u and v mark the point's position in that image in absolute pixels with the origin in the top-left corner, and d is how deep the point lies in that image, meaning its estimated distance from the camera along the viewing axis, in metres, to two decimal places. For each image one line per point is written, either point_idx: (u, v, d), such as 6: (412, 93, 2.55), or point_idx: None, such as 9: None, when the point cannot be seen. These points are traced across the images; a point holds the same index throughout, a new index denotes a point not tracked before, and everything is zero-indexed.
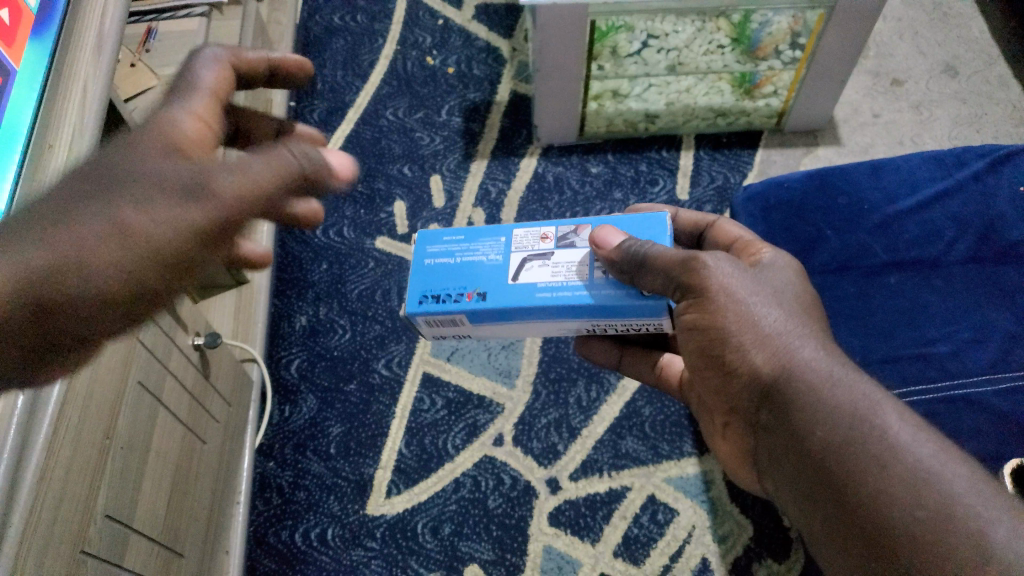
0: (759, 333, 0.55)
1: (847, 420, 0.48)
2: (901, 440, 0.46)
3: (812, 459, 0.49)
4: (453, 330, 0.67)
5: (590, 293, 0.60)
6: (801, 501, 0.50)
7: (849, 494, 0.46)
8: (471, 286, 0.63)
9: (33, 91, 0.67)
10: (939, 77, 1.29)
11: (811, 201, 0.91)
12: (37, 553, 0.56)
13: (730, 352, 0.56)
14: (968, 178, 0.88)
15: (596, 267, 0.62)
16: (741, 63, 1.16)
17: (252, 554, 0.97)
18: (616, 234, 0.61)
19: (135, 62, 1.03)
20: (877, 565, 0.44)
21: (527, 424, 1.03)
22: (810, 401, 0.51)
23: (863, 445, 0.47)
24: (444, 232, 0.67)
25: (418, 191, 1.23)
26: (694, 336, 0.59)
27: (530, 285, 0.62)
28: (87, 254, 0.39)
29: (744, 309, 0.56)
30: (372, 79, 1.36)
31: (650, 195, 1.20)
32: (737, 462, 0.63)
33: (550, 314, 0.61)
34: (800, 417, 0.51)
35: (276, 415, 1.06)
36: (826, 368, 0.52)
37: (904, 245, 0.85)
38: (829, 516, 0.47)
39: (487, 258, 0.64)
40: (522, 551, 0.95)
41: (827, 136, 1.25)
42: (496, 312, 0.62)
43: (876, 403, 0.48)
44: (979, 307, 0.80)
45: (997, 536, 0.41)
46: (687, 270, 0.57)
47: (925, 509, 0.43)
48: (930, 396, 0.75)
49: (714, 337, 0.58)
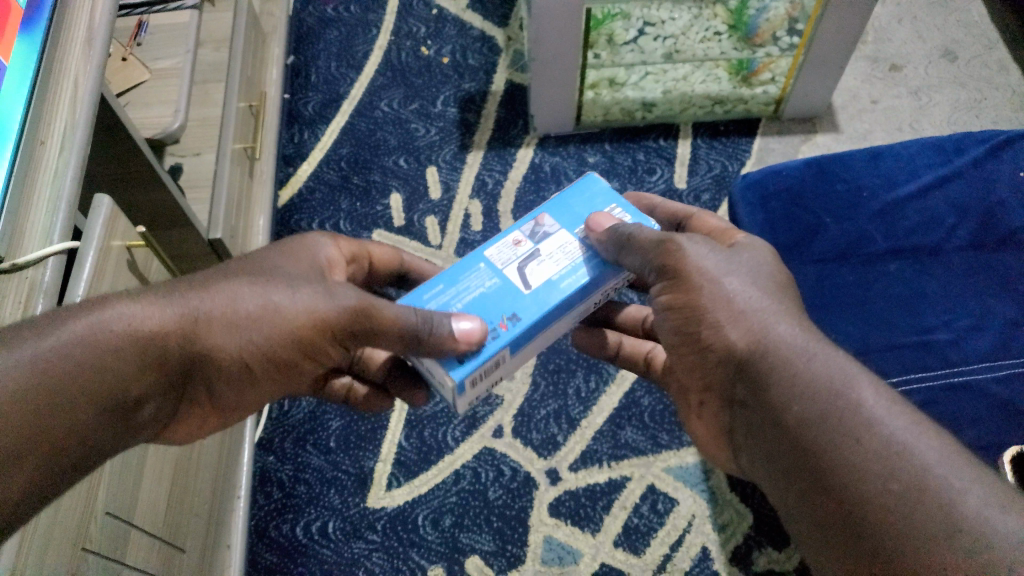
0: (740, 314, 0.55)
1: (823, 395, 0.48)
2: (875, 413, 0.46)
3: (788, 432, 0.49)
4: (488, 381, 0.62)
5: (597, 264, 0.64)
6: (777, 475, 0.50)
7: (824, 466, 0.46)
8: (494, 317, 0.61)
9: (25, 87, 0.66)
10: (937, 62, 1.28)
11: (809, 189, 0.91)
12: (38, 552, 0.56)
13: (705, 329, 0.57)
14: (967, 164, 0.88)
15: (580, 241, 0.66)
16: (738, 49, 1.17)
17: (253, 548, 0.97)
18: (602, 209, 0.66)
19: (126, 57, 1.02)
20: (846, 535, 0.43)
21: (526, 415, 1.03)
22: (787, 375, 0.51)
23: (838, 418, 0.47)
24: (421, 292, 0.64)
25: (414, 183, 1.22)
26: (671, 317, 0.60)
27: (547, 282, 0.63)
28: (240, 331, 0.54)
29: (719, 287, 0.57)
30: (366, 70, 1.35)
31: (647, 184, 1.19)
32: (711, 443, 0.63)
33: (575, 298, 0.63)
34: (777, 391, 0.51)
35: (275, 409, 1.06)
36: (800, 343, 0.52)
37: (903, 232, 0.85)
38: (804, 490, 0.47)
39: (484, 286, 0.63)
40: (523, 542, 0.95)
41: (826, 123, 1.24)
42: (535, 325, 0.60)
43: (852, 378, 0.49)
44: (978, 294, 0.80)
45: (970, 506, 0.40)
46: (662, 251, 0.59)
47: (899, 481, 0.43)
48: (930, 383, 0.75)
49: (689, 315, 0.58)
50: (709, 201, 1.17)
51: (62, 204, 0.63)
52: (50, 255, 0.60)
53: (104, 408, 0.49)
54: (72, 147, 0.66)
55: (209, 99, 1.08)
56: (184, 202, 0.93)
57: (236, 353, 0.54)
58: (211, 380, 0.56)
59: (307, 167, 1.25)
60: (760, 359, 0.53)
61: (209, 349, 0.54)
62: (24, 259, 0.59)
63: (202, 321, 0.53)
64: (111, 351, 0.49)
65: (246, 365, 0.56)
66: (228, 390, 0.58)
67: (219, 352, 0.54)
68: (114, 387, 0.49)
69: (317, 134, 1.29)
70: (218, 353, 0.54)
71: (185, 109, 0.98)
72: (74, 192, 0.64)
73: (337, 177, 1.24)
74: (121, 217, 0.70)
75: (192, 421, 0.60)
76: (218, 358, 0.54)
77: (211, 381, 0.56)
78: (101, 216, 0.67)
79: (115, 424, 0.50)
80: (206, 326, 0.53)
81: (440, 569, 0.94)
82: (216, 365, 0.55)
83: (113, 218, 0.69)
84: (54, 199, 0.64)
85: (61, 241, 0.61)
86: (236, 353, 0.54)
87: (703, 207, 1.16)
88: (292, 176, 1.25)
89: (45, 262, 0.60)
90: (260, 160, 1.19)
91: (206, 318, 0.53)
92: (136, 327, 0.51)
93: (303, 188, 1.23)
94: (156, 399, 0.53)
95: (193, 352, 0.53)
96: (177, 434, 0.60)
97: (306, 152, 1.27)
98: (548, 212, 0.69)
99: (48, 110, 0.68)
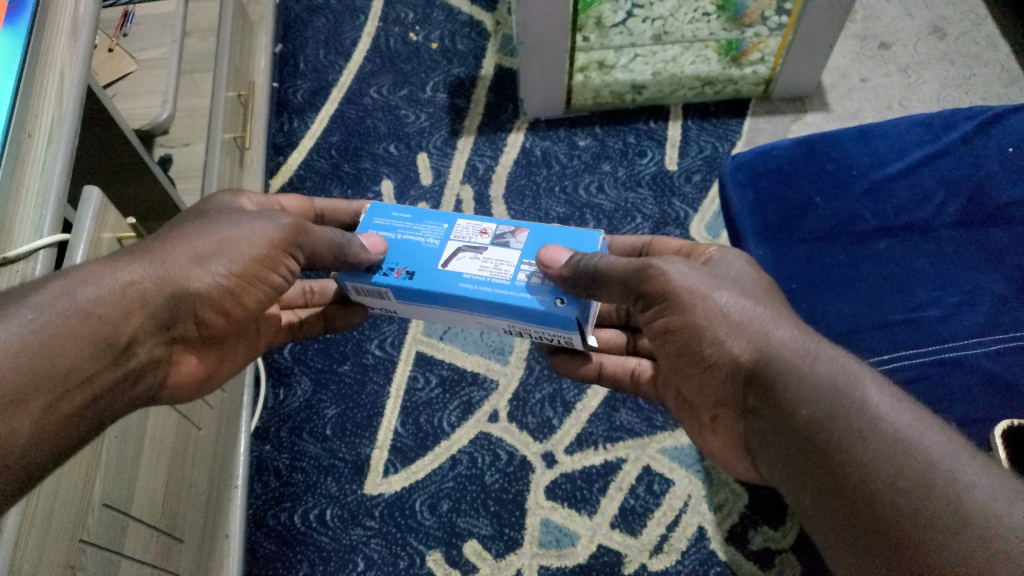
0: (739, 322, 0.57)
1: (829, 395, 0.49)
2: (880, 411, 0.46)
3: (798, 437, 0.49)
4: (380, 303, 0.69)
5: (507, 291, 0.61)
6: (794, 481, 0.50)
7: (832, 466, 0.46)
8: (402, 263, 0.65)
9: (11, 80, 0.65)
10: (926, 39, 1.28)
11: (799, 168, 0.91)
12: (36, 542, 0.56)
13: (707, 347, 0.59)
14: (956, 140, 0.88)
15: (522, 269, 0.63)
16: (727, 29, 1.16)
17: (252, 537, 0.97)
18: (563, 253, 0.61)
19: (113, 47, 1.01)
20: (861, 532, 0.43)
21: (521, 400, 1.03)
22: (792, 379, 0.51)
23: (844, 418, 0.47)
24: (394, 213, 0.70)
25: (405, 169, 1.22)
26: (671, 338, 0.61)
27: (457, 274, 0.63)
28: (205, 262, 0.58)
29: (711, 304, 0.59)
30: (354, 57, 1.34)
31: (638, 167, 1.19)
32: (729, 458, 0.64)
33: (469, 304, 0.62)
34: (784, 396, 0.51)
35: (270, 398, 1.06)
36: (803, 347, 0.53)
37: (893, 209, 0.85)
38: (818, 491, 0.47)
39: (424, 240, 0.67)
40: (521, 525, 0.95)
41: (815, 102, 1.24)
42: (419, 291, 0.63)
43: (857, 377, 0.49)
44: (968, 270, 0.80)
45: (978, 498, 0.40)
46: (642, 277, 0.60)
47: (906, 477, 0.42)
48: (921, 359, 0.76)
49: (689, 336, 0.60)
50: (700, 183, 1.17)
51: (51, 195, 0.63)
52: (40, 248, 0.60)
53: (105, 353, 0.51)
54: (60, 140, 0.66)
55: (198, 89, 1.08)
56: (174, 194, 0.94)
57: (209, 285, 0.58)
58: (197, 312, 0.59)
59: (298, 156, 1.25)
60: (765, 367, 0.54)
61: (183, 287, 0.56)
62: (14, 253, 0.59)
63: (170, 264, 0.56)
64: (97, 302, 0.51)
65: (223, 294, 0.59)
66: (214, 321, 0.61)
67: (194, 286, 0.57)
68: (109, 331, 0.51)
69: (306, 122, 1.28)
70: (193, 288, 0.57)
71: (173, 100, 0.97)
72: (62, 185, 0.64)
73: (328, 165, 1.23)
74: (110, 209, 0.70)
75: (186, 364, 0.63)
76: (195, 291, 0.57)
77: (197, 315, 0.59)
78: (91, 207, 0.66)
79: (111, 365, 0.51)
80: (175, 269, 0.56)
81: (439, 554, 0.94)
82: (195, 300, 0.58)
83: (102, 210, 0.68)
84: (42, 191, 0.63)
85: (51, 234, 0.61)
86: (208, 284, 0.58)
87: (695, 189, 1.16)
88: (282, 166, 1.24)
89: (35, 255, 0.60)
90: (251, 149, 1.18)
91: (173, 262, 0.57)
92: (116, 282, 0.53)
93: (294, 176, 1.23)
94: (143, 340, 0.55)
95: (171, 291, 0.56)
96: (179, 381, 0.62)
97: (296, 140, 1.27)
98: (537, 229, 0.66)
99: (34, 102, 0.68)
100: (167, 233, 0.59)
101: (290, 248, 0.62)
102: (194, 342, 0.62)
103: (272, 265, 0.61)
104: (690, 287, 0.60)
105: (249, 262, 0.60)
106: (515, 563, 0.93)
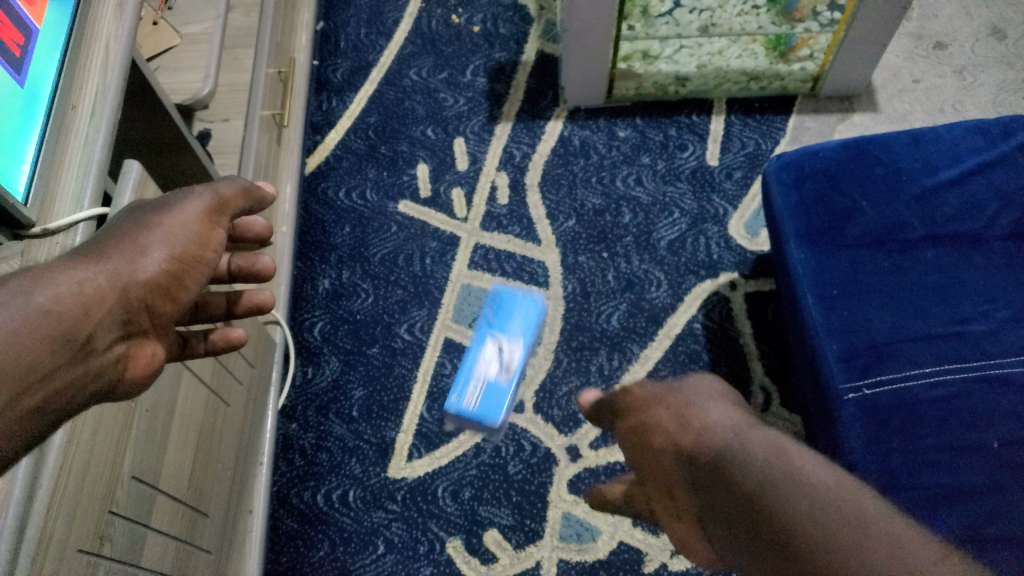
0: (723, 401, 0.56)
1: (772, 469, 0.46)
2: (818, 487, 0.44)
3: (742, 508, 0.45)
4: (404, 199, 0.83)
5: None
6: (733, 543, 0.46)
7: (770, 524, 0.43)
8: None
9: (57, 50, 0.66)
10: (984, 40, 1.24)
11: (847, 170, 0.88)
12: (67, 512, 0.56)
13: (656, 434, 0.56)
14: (1013, 149, 0.85)
15: None
16: (776, 24, 1.11)
17: (276, 513, 0.98)
18: None
19: (156, 20, 1.01)
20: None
21: (548, 391, 1.02)
22: (753, 472, 0.46)
23: (778, 485, 0.45)
24: None
25: (442, 154, 1.21)
26: (633, 430, 0.60)
27: None
28: (149, 252, 0.54)
29: (709, 427, 0.52)
30: (395, 37, 1.33)
31: (678, 160, 1.17)
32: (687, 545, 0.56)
33: None
34: (744, 486, 0.46)
35: (298, 376, 1.06)
36: (771, 446, 0.49)
37: (944, 218, 0.83)
38: (751, 547, 0.44)
39: None
40: (542, 517, 0.95)
41: (864, 102, 1.21)
42: None
43: (790, 455, 0.47)
44: (1018, 285, 0.78)
45: (907, 549, 0.40)
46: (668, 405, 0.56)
47: (824, 525, 0.42)
48: (965, 374, 0.74)
49: (686, 434, 0.53)
50: (741, 179, 1.15)
51: (92, 167, 0.62)
52: (80, 220, 0.60)
53: (64, 348, 0.47)
54: (103, 112, 0.65)
55: (238, 64, 1.07)
56: (211, 166, 0.94)
57: (158, 274, 0.54)
58: (149, 303, 0.54)
59: (335, 135, 1.24)
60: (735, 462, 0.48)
61: (134, 279, 0.52)
62: (53, 225, 0.58)
63: (116, 257, 0.52)
64: (55, 301, 0.47)
65: (170, 283, 0.55)
66: (166, 309, 0.56)
67: (146, 275, 0.53)
68: (68, 326, 0.47)
69: (345, 102, 1.28)
70: (142, 279, 0.53)
71: (214, 76, 0.97)
72: (104, 157, 0.63)
73: (364, 146, 1.23)
74: (149, 183, 0.69)
75: (143, 353, 0.56)
76: (145, 282, 0.53)
77: (150, 305, 0.54)
78: (131, 178, 0.66)
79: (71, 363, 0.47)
80: (123, 262, 0.52)
81: (459, 542, 0.94)
82: (147, 292, 0.53)
83: (142, 183, 0.67)
84: (84, 163, 0.63)
85: (91, 207, 0.60)
86: (158, 271, 0.54)
87: (735, 185, 1.15)
88: (319, 145, 1.24)
89: (75, 227, 0.59)
90: (288, 128, 1.18)
91: (120, 255, 0.52)
92: (70, 280, 0.49)
93: (330, 156, 1.23)
94: (103, 336, 0.50)
95: (124, 282, 0.52)
96: (138, 375, 0.55)
97: (335, 119, 1.26)
98: None
99: (78, 74, 0.67)
100: (104, 232, 0.55)
101: (210, 220, 0.60)
102: (156, 327, 0.56)
103: (204, 243, 0.58)
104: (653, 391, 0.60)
105: (184, 244, 0.57)
106: (534, 555, 0.93)
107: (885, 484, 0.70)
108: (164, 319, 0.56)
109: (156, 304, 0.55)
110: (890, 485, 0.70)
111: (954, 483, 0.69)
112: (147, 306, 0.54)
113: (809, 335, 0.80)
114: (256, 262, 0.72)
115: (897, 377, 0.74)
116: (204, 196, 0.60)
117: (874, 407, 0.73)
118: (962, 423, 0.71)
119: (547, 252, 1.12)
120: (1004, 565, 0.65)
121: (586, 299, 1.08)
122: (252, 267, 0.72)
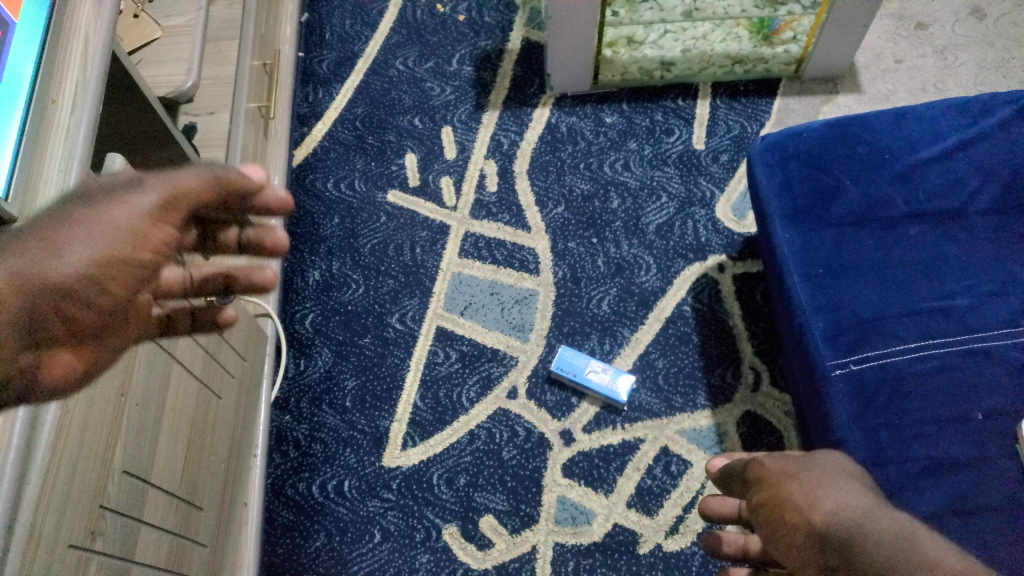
0: (853, 480, 0.60)
1: None
2: None
3: None
4: None
5: None
6: None
7: None
8: None
9: (36, 42, 0.66)
10: (965, 20, 1.25)
11: (830, 150, 0.89)
12: (58, 504, 0.56)
13: (788, 510, 0.58)
14: (993, 126, 0.86)
15: None
16: (759, 8, 1.12)
17: (270, 505, 0.98)
18: None
19: (137, 13, 1.01)
20: None
21: (541, 377, 1.03)
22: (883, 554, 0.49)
23: None
24: None
25: (429, 143, 1.22)
26: (762, 506, 0.61)
27: None
28: (67, 249, 0.40)
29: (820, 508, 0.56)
30: (381, 28, 1.33)
31: (665, 145, 1.18)
32: None
33: None
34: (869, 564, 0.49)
35: (290, 368, 1.06)
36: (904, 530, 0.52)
37: (926, 195, 0.84)
38: None
39: None
40: (537, 502, 0.96)
41: (848, 83, 1.21)
42: None
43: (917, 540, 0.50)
44: (999, 260, 0.79)
45: None
46: (766, 466, 0.65)
47: None
48: (949, 349, 0.75)
49: (791, 498, 0.58)
50: (727, 163, 1.16)
51: (75, 160, 0.62)
52: None
53: None
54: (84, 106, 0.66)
55: (223, 56, 1.07)
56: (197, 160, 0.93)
57: (75, 276, 0.40)
58: (64, 308, 0.40)
59: (322, 127, 1.24)
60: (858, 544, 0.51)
61: (41, 282, 0.39)
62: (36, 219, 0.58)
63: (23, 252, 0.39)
64: None
65: (95, 288, 0.41)
66: (94, 313, 0.42)
67: (56, 278, 0.40)
68: None
69: (331, 93, 1.28)
70: (50, 282, 0.39)
71: (198, 68, 0.97)
72: (86, 150, 0.64)
73: (352, 137, 1.23)
74: None
75: (63, 362, 0.42)
76: (54, 286, 0.40)
77: (63, 310, 0.41)
78: None
79: None
80: (28, 259, 0.39)
81: (455, 528, 0.95)
82: (62, 300, 0.40)
83: None
84: (66, 156, 0.63)
85: None
86: (73, 274, 0.40)
87: (722, 169, 1.16)
88: (307, 136, 1.24)
89: None
90: (275, 119, 1.17)
91: (30, 250, 0.39)
92: None
93: (318, 147, 1.23)
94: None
95: (25, 290, 0.39)
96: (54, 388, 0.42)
97: (321, 111, 1.26)
98: None
99: (59, 67, 0.67)
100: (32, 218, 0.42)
101: (169, 208, 0.45)
102: (88, 332, 0.43)
103: (143, 241, 0.43)
104: (784, 469, 0.62)
105: (116, 240, 0.42)
106: (530, 540, 0.94)
107: (874, 458, 0.70)
108: (95, 325, 0.43)
109: (73, 311, 0.41)
110: (878, 460, 0.70)
111: (939, 455, 0.70)
112: (58, 314, 0.40)
113: (795, 314, 0.81)
114: (266, 236, 0.55)
115: (882, 354, 0.75)
116: (162, 184, 0.45)
117: (861, 384, 0.74)
118: (948, 397, 0.73)
119: (538, 239, 1.12)
120: (989, 536, 0.66)
121: (577, 285, 1.09)
122: (262, 240, 0.56)
